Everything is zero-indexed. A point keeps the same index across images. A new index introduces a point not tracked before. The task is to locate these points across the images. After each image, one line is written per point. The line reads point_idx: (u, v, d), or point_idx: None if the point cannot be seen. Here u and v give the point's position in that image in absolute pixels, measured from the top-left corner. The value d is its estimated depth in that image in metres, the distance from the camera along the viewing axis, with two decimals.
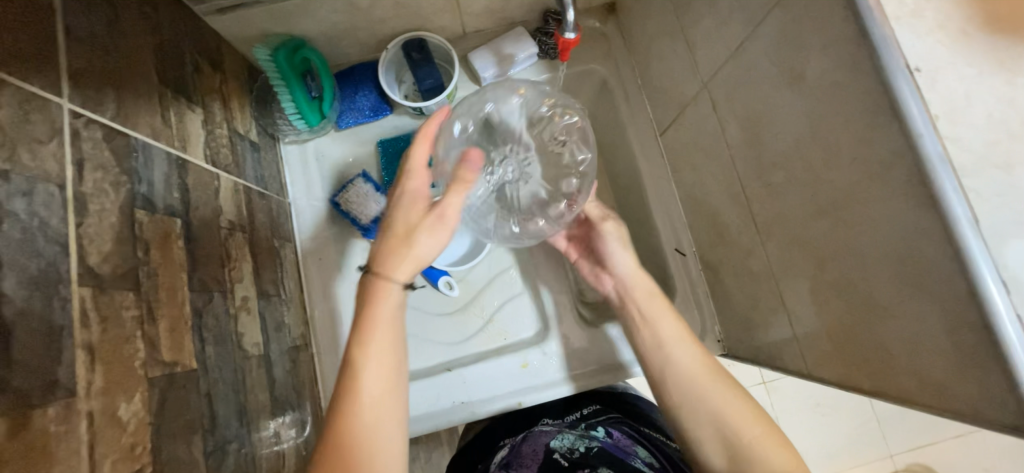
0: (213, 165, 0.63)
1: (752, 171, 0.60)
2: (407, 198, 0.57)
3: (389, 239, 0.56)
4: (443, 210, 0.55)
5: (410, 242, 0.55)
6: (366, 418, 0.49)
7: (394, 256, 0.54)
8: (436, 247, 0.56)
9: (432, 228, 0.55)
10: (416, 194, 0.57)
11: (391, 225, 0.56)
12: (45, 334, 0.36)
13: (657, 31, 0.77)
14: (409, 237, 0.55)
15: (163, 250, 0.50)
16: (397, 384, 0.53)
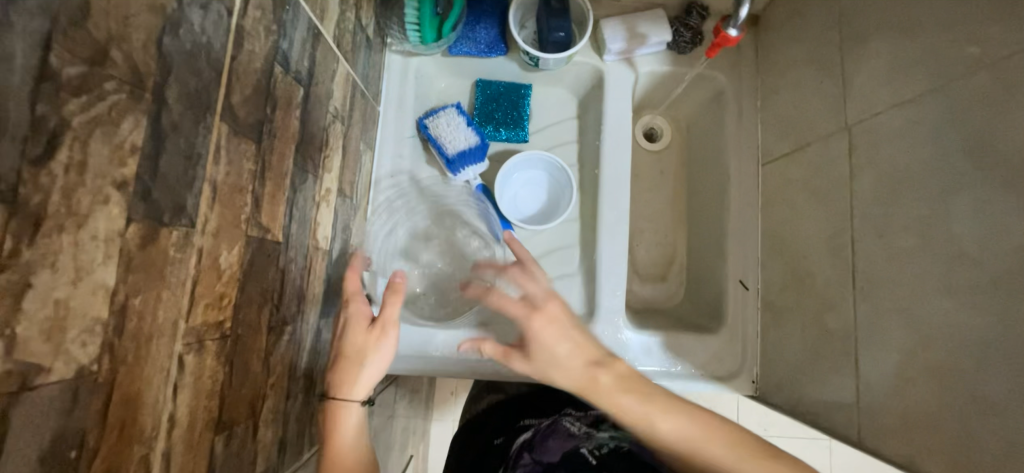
0: (337, 47, 0.60)
1: (872, 228, 0.57)
2: (348, 326, 0.51)
3: (336, 367, 0.49)
4: (381, 324, 0.50)
5: (357, 364, 0.49)
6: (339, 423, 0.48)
7: (351, 372, 0.49)
8: (383, 360, 0.50)
9: (384, 334, 0.50)
10: (356, 315, 0.51)
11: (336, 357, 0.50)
12: (187, 156, 0.34)
13: (804, 58, 0.73)
14: (359, 354, 0.49)
15: (284, 114, 0.48)
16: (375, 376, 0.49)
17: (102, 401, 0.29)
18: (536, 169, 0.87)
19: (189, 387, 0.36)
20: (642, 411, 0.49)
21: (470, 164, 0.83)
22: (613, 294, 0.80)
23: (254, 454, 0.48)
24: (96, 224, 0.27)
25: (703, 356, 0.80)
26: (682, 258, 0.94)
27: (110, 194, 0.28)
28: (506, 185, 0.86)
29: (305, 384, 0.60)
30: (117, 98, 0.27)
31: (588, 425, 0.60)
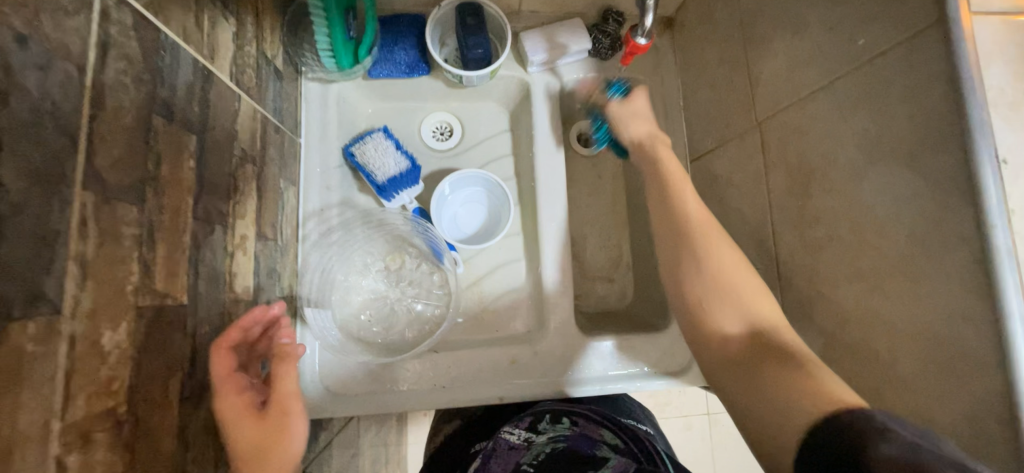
0: (236, 85, 0.57)
1: (788, 219, 0.60)
2: (231, 403, 0.48)
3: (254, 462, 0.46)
4: (283, 390, 0.50)
5: (275, 440, 0.47)
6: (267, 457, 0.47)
7: (257, 443, 0.47)
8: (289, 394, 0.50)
9: (275, 420, 0.48)
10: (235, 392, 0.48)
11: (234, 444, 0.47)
12: (39, 238, 0.30)
13: (715, 58, 0.76)
14: (261, 446, 0.47)
15: (173, 168, 0.44)
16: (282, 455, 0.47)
17: None
18: (472, 186, 0.85)
19: None
20: (718, 262, 0.57)
21: (404, 188, 0.81)
22: (560, 305, 0.79)
23: None
24: None
25: (655, 356, 0.80)
26: (628, 257, 0.95)
27: None
28: (443, 205, 0.84)
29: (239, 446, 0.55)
30: None
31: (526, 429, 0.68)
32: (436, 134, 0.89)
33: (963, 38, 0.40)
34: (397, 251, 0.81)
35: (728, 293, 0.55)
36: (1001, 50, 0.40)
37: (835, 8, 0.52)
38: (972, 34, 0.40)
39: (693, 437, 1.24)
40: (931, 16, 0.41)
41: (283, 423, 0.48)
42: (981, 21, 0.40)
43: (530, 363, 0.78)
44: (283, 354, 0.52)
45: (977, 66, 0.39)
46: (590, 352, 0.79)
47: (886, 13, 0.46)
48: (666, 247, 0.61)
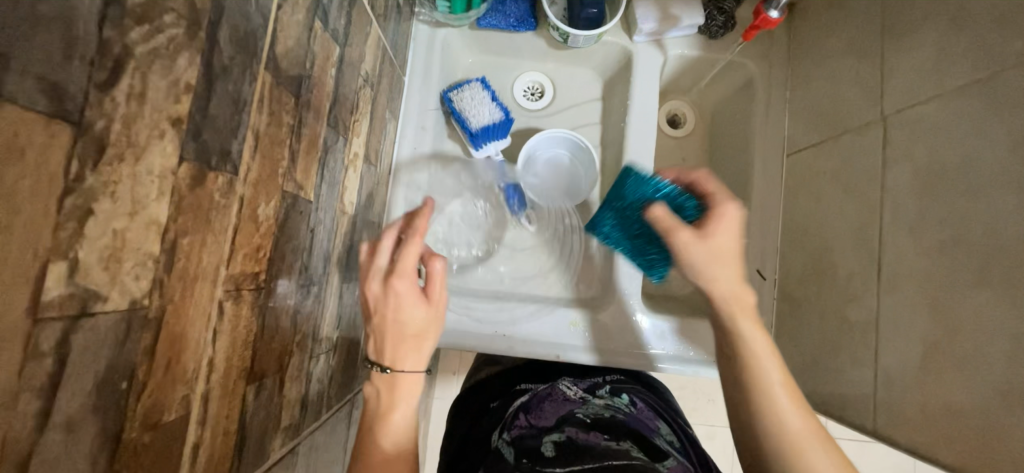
0: (372, 10, 0.59)
1: (903, 219, 0.57)
2: (396, 294, 0.47)
3: (398, 343, 0.48)
4: (434, 296, 0.49)
5: (420, 340, 0.48)
6: (420, 348, 0.48)
7: (410, 342, 0.48)
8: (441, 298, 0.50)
9: (434, 314, 0.49)
10: (403, 288, 0.47)
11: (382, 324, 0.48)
12: (237, 100, 0.34)
13: (845, 46, 0.72)
14: (422, 331, 0.48)
15: (322, 72, 0.47)
16: (417, 358, 0.49)
17: (151, 338, 0.29)
18: (557, 148, 0.86)
19: (225, 334, 0.36)
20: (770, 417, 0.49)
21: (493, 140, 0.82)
22: (630, 277, 0.80)
23: (280, 409, 0.49)
24: (152, 159, 0.27)
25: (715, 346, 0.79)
26: None
27: (165, 130, 0.27)
28: (528, 161, 0.85)
29: (326, 347, 0.60)
30: (175, 33, 0.27)
31: (583, 391, 0.69)
32: (528, 94, 0.91)
33: None
34: (486, 195, 0.83)
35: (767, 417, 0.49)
36: None
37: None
38: None
39: (716, 448, 1.21)
40: None
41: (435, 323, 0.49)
42: None
43: (590, 330, 0.79)
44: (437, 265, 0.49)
45: None
46: (650, 329, 0.80)
47: None
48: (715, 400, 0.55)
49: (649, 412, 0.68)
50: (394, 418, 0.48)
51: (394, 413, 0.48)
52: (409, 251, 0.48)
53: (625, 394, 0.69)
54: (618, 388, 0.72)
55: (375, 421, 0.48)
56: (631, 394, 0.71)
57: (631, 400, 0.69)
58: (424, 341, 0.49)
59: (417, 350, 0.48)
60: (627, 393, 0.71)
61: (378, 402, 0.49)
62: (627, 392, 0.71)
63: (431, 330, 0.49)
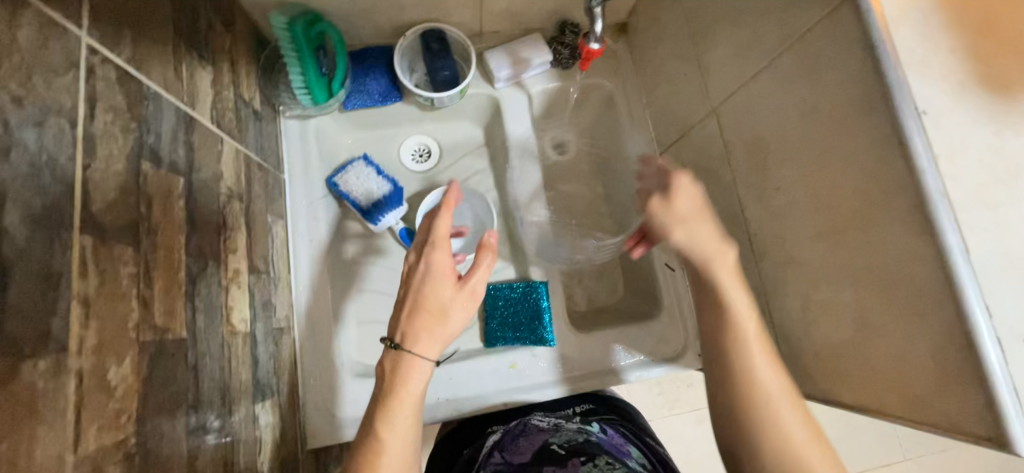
0: (217, 128, 0.60)
1: (753, 192, 0.63)
2: (427, 274, 0.54)
3: (421, 320, 0.53)
4: (472, 278, 0.54)
5: (443, 318, 0.53)
6: (439, 325, 0.53)
7: (427, 324, 0.53)
8: (482, 277, 0.54)
9: (462, 299, 0.54)
10: (438, 265, 0.54)
11: (427, 289, 0.53)
12: (44, 278, 0.33)
13: (669, 53, 0.80)
14: (442, 313, 0.53)
15: (164, 208, 0.46)
16: (439, 340, 0.54)
17: None
18: (455, 200, 0.88)
19: None
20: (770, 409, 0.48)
21: (388, 211, 0.82)
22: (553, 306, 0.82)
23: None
24: None
25: (650, 345, 0.82)
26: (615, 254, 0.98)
27: None
28: None
29: None
30: None
31: (554, 420, 0.69)
32: (415, 157, 0.93)
33: (871, 8, 0.43)
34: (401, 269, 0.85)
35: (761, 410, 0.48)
36: (909, 14, 0.43)
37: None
38: (879, 4, 0.43)
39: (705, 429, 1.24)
40: None
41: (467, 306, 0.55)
42: None
43: (531, 367, 0.79)
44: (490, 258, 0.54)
45: (887, 30, 0.43)
46: (586, 349, 0.81)
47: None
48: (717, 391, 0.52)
49: (620, 434, 0.68)
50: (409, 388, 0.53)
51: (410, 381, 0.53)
52: (444, 220, 0.55)
53: (596, 421, 0.69)
54: (591, 415, 0.72)
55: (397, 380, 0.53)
56: (598, 420, 0.70)
57: (601, 424, 0.69)
58: (443, 328, 0.53)
59: (428, 334, 0.53)
60: (597, 418, 0.71)
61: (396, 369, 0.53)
62: (595, 418, 0.71)
63: (459, 313, 0.54)
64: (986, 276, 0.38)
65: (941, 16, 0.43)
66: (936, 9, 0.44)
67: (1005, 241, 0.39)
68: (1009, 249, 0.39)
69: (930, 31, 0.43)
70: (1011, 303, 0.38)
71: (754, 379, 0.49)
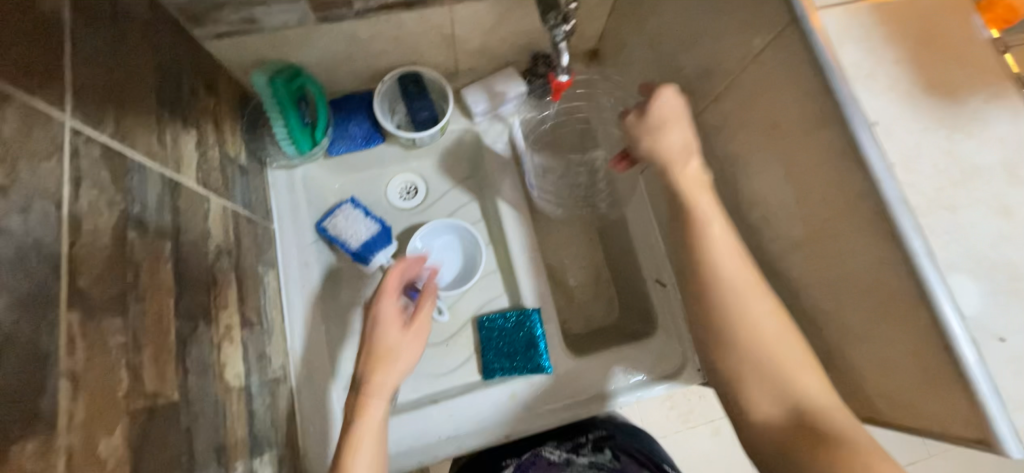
0: (203, 188, 0.62)
1: (731, 206, 0.64)
2: (377, 333, 0.63)
3: (372, 363, 0.62)
4: (375, 396, 0.60)
5: (354, 440, 0.58)
6: (358, 442, 0.58)
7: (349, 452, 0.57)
8: (412, 355, 0.64)
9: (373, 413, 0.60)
10: (388, 315, 0.64)
11: (366, 356, 0.63)
12: (32, 359, 0.34)
13: (639, 76, 0.82)
14: (359, 428, 0.59)
15: (153, 274, 0.48)
16: (376, 420, 0.60)
17: None
18: (444, 234, 0.89)
19: None
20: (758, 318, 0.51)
21: (377, 251, 0.83)
22: (547, 332, 0.81)
23: None
24: None
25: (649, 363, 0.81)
26: (607, 273, 0.99)
27: None
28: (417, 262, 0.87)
29: None
30: None
31: (568, 450, 0.75)
32: (402, 194, 0.95)
33: (813, 29, 0.45)
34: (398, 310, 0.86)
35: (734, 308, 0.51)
36: (850, 31, 0.45)
37: (716, 21, 0.59)
38: (820, 24, 0.45)
39: (722, 441, 1.22)
40: (785, 16, 0.47)
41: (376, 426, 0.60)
42: (826, 13, 0.46)
43: (531, 398, 0.79)
44: (403, 351, 0.63)
45: (831, 49, 0.45)
46: (586, 372, 0.80)
47: (753, 18, 0.52)
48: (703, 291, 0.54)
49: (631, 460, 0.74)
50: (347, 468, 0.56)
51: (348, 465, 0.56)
52: (392, 275, 0.66)
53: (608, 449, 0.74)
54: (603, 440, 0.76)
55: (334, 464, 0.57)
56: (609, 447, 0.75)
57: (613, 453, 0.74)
58: (361, 445, 0.58)
59: (354, 455, 0.57)
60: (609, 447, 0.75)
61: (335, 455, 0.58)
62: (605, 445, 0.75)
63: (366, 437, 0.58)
64: (952, 277, 0.39)
65: (882, 29, 0.45)
66: (876, 23, 0.46)
67: (966, 242, 0.40)
68: (970, 249, 0.40)
69: (873, 45, 0.45)
70: (979, 303, 0.39)
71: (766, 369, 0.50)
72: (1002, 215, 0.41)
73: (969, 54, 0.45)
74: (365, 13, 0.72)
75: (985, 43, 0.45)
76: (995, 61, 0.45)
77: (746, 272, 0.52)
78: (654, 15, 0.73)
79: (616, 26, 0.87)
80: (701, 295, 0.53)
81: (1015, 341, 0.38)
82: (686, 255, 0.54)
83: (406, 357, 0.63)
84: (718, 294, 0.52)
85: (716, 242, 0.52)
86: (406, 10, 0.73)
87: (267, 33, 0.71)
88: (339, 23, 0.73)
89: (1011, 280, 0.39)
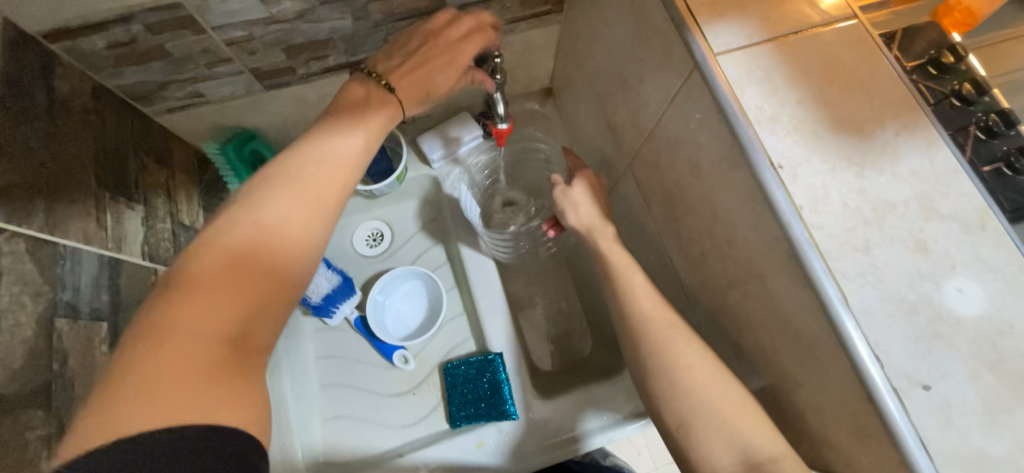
0: (151, 261, 0.63)
1: (673, 242, 0.63)
2: (246, 246, 0.46)
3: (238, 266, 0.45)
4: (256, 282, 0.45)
5: (231, 276, 0.44)
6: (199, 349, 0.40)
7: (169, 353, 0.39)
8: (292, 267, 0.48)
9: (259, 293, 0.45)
10: (278, 227, 0.48)
11: (209, 249, 0.44)
12: None
13: (586, 113, 0.83)
14: (245, 254, 0.46)
15: (84, 358, 0.49)
16: (231, 357, 0.42)
17: None
18: (408, 281, 0.90)
19: None
20: (685, 357, 0.50)
21: (341, 302, 0.85)
22: (514, 375, 0.80)
23: None
24: None
25: (619, 402, 0.78)
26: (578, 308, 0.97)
27: None
28: (381, 311, 0.88)
29: None
30: None
31: None
32: (368, 243, 0.96)
33: (714, 75, 0.45)
34: (366, 359, 0.86)
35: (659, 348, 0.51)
36: (751, 75, 0.45)
37: (638, 64, 0.59)
38: (721, 70, 0.45)
39: None
40: (690, 62, 0.48)
41: (297, 249, 0.49)
42: (727, 58, 0.46)
43: (500, 446, 0.76)
44: (298, 238, 0.49)
45: (733, 94, 0.45)
46: (556, 414, 0.78)
47: (667, 63, 0.53)
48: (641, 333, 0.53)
49: None
50: (165, 415, 0.37)
51: (141, 426, 0.36)
52: (341, 138, 0.55)
53: None
54: None
55: (115, 404, 0.36)
56: None
57: None
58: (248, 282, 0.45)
59: (196, 334, 0.41)
60: None
61: (122, 388, 0.37)
62: None
63: (278, 241, 0.48)
64: (869, 323, 0.38)
65: (784, 70, 0.45)
66: (778, 64, 0.46)
67: (883, 284, 0.39)
68: (887, 291, 0.38)
69: (775, 87, 0.45)
70: (899, 348, 0.37)
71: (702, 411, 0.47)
72: (920, 254, 0.39)
73: (876, 88, 0.44)
74: (310, 78, 0.75)
75: (892, 76, 0.45)
76: (904, 93, 0.44)
77: (669, 313, 0.53)
78: (590, 56, 0.74)
79: (563, 66, 0.88)
80: (632, 342, 0.53)
81: (941, 388, 0.36)
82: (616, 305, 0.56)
83: (302, 257, 0.49)
84: (646, 338, 0.52)
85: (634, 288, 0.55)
86: (349, 71, 0.76)
87: (217, 103, 0.73)
88: (285, 88, 0.75)
89: (932, 323, 0.38)
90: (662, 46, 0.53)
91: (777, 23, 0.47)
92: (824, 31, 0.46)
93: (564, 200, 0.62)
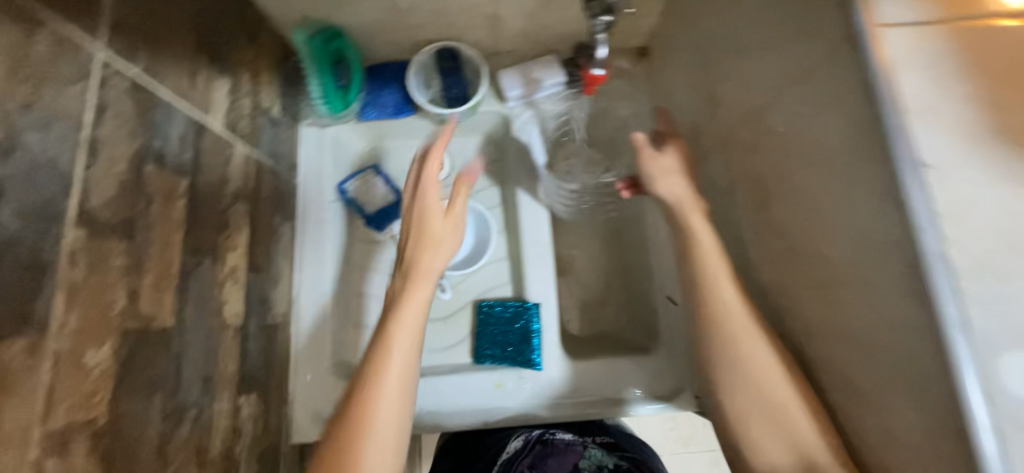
0: (231, 134, 0.64)
1: (754, 231, 0.59)
2: (392, 308, 0.58)
3: (357, 389, 0.54)
4: (382, 365, 0.54)
5: (373, 377, 0.54)
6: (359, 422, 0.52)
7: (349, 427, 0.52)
8: (417, 320, 0.57)
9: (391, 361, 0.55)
10: (415, 299, 0.58)
11: (371, 344, 0.56)
12: (29, 266, 0.36)
13: (683, 81, 0.77)
14: (383, 338, 0.56)
15: (163, 207, 0.50)
16: (371, 412, 0.52)
17: None
18: None
19: None
20: (754, 351, 0.49)
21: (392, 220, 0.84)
22: (545, 329, 0.80)
23: None
24: None
25: (641, 379, 0.78)
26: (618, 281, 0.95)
27: None
28: None
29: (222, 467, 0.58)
30: None
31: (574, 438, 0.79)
32: None
33: (871, 50, 0.40)
34: None
35: (729, 341, 0.50)
36: (914, 57, 0.40)
37: (769, 29, 0.54)
38: (880, 46, 0.40)
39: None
40: (845, 30, 0.42)
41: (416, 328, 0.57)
42: (891, 33, 0.40)
43: (518, 394, 0.78)
44: (410, 315, 0.57)
45: (890, 75, 0.39)
46: (575, 375, 0.79)
47: (809, 30, 0.47)
48: (717, 321, 0.51)
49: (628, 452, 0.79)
50: None
51: None
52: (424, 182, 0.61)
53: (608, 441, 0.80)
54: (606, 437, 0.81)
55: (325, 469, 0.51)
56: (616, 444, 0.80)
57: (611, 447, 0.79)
58: (384, 372, 0.54)
59: (356, 419, 0.52)
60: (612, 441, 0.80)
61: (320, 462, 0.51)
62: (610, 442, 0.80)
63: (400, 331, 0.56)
64: (986, 354, 0.34)
65: (956, 60, 0.40)
66: (950, 51, 0.40)
67: (1010, 317, 0.35)
68: (1013, 327, 0.35)
69: (940, 76, 0.39)
70: (1011, 386, 0.34)
71: (772, 408, 0.48)
72: None
73: None
74: None
75: None
76: None
77: (743, 307, 0.52)
78: (707, 16, 0.68)
79: (667, 25, 0.82)
80: (699, 327, 0.52)
81: None
82: (689, 289, 0.54)
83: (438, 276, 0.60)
84: (721, 327, 0.51)
85: (715, 278, 0.53)
86: None
87: None
88: None
89: None
90: (807, 10, 0.47)
91: (960, 3, 0.41)
92: (1013, 23, 0.40)
93: (650, 163, 0.59)
